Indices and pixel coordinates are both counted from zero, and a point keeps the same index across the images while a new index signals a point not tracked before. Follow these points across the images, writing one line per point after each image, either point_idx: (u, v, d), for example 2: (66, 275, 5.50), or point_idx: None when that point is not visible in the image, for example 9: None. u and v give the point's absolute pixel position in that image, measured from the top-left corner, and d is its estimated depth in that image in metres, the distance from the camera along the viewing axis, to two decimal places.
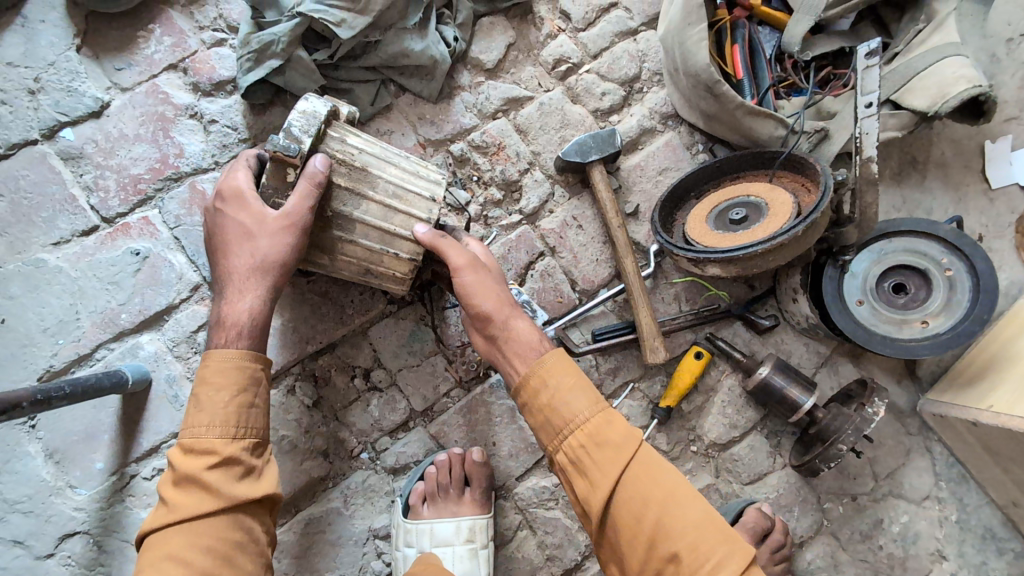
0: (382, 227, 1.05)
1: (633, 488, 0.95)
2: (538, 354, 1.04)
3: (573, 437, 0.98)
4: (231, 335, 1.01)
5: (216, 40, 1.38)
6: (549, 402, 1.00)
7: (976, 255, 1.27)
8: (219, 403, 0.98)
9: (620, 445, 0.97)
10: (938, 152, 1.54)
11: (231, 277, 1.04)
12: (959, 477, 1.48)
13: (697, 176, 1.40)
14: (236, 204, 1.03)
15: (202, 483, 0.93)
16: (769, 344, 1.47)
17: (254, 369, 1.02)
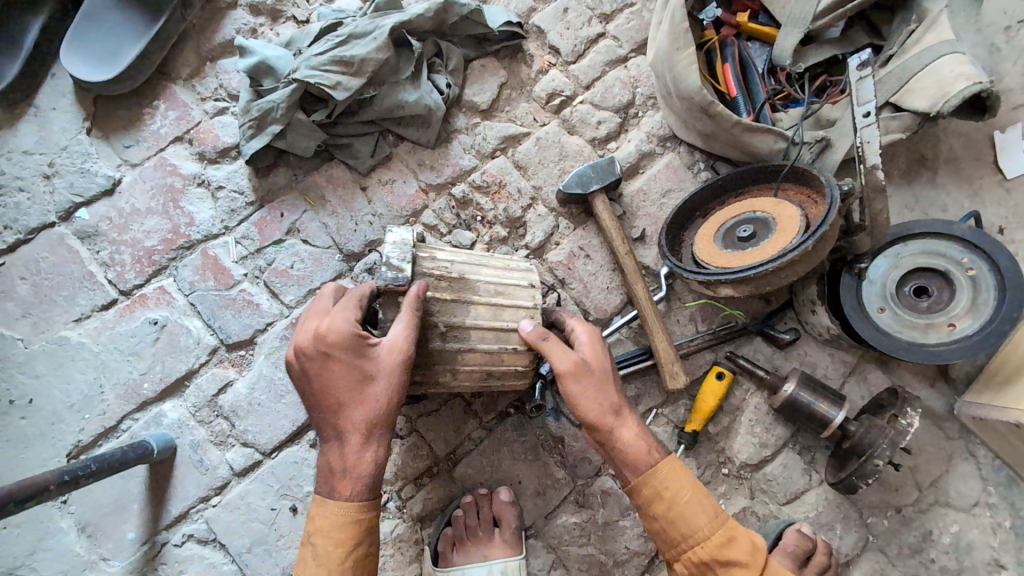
0: (497, 325, 1.05)
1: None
2: (657, 462, 1.05)
3: (705, 547, 1.03)
4: (348, 485, 0.98)
5: (218, 109, 1.42)
6: (675, 510, 1.04)
7: (997, 251, 1.23)
8: (335, 560, 0.96)
9: (748, 558, 1.02)
10: (947, 148, 1.51)
11: (341, 424, 0.99)
12: (1008, 480, 1.42)
13: (700, 195, 1.39)
14: (344, 349, 0.97)
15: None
16: (792, 358, 1.44)
17: (367, 521, 0.99)
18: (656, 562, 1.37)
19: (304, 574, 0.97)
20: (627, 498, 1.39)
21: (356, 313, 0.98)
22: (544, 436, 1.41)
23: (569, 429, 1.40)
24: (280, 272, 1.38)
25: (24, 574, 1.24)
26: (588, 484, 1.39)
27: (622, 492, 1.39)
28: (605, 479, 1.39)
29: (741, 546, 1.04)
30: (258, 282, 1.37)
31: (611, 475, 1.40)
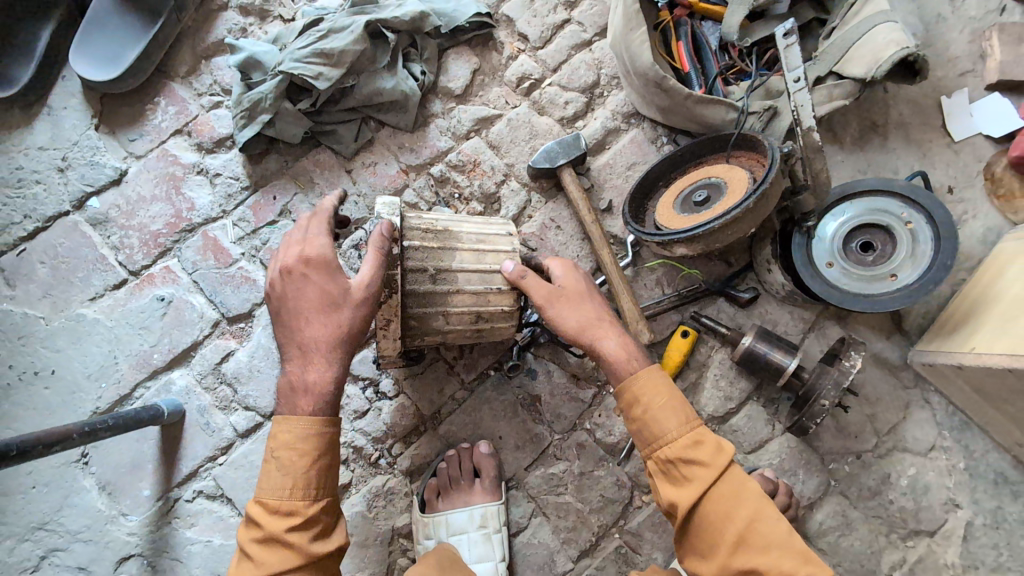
0: (480, 269, 1.19)
1: (718, 502, 1.02)
2: (633, 367, 1.13)
3: (672, 448, 1.05)
4: (311, 398, 1.03)
5: (213, 103, 1.55)
6: (644, 412, 1.09)
7: (933, 205, 1.32)
8: (299, 466, 1.00)
9: (713, 461, 1.03)
10: (897, 114, 1.60)
11: (302, 343, 1.05)
12: (962, 425, 1.50)
13: (660, 166, 1.49)
14: (319, 272, 1.06)
15: (285, 543, 0.98)
16: (753, 316, 1.53)
17: (329, 432, 1.04)
18: (630, 509, 1.47)
19: (264, 481, 1.01)
20: (601, 450, 1.48)
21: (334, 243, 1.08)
22: (522, 395, 1.51)
23: (545, 388, 1.51)
24: (274, 250, 1.50)
25: (52, 527, 1.37)
26: (565, 438, 1.49)
27: (596, 445, 1.49)
28: (581, 433, 1.49)
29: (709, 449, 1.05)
30: (254, 260, 1.50)
31: (586, 429, 1.50)
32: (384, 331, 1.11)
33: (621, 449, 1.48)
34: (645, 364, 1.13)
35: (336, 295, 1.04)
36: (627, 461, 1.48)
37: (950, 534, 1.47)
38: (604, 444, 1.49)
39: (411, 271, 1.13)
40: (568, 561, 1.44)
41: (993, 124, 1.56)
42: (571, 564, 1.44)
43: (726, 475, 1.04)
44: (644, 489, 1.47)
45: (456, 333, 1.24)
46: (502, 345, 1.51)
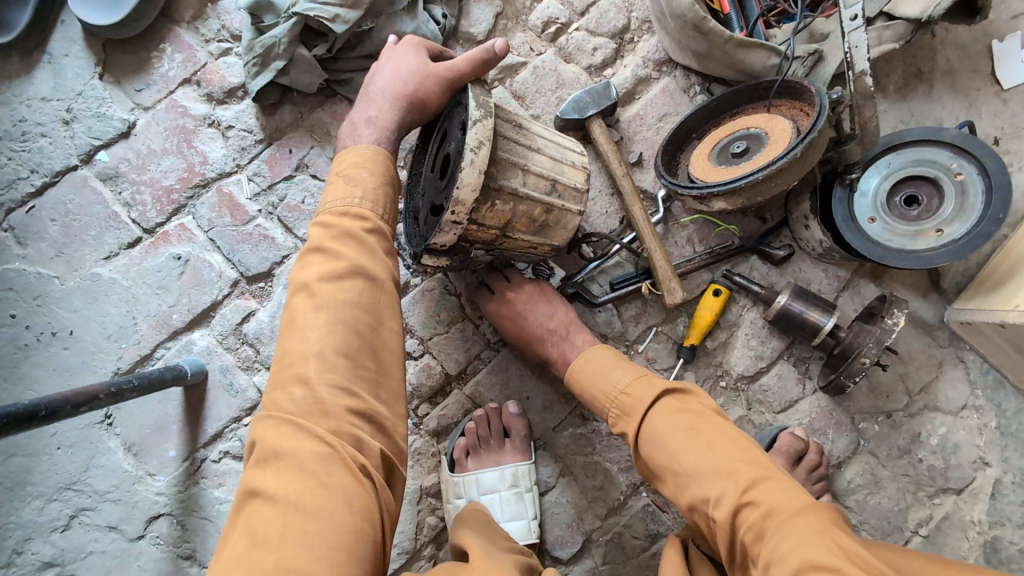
0: (554, 140, 1.16)
1: (644, 449, 1.13)
2: (569, 369, 1.29)
3: (612, 417, 1.20)
4: (373, 131, 1.03)
5: (222, 50, 1.47)
6: (583, 393, 1.26)
7: (985, 156, 1.26)
8: (368, 182, 0.99)
9: (639, 418, 1.14)
10: (943, 60, 1.52)
11: (372, 94, 1.05)
12: (995, 384, 1.48)
13: (695, 116, 1.42)
14: (413, 52, 1.07)
15: (362, 242, 0.96)
16: (787, 274, 1.49)
17: (391, 169, 1.03)
18: None
19: (331, 193, 0.99)
20: None
21: (436, 48, 1.11)
22: None
23: None
24: (292, 207, 1.44)
25: (80, 488, 1.36)
26: None
27: None
28: None
29: (630, 414, 1.16)
30: (272, 217, 1.45)
31: None
32: (474, 156, 0.94)
33: None
34: (581, 355, 1.28)
35: (420, 67, 1.04)
36: None
37: (977, 492, 1.46)
38: None
39: (501, 112, 1.06)
40: (596, 519, 1.44)
41: None
42: (599, 522, 1.44)
43: (651, 421, 1.13)
44: None
45: (527, 207, 1.11)
46: None
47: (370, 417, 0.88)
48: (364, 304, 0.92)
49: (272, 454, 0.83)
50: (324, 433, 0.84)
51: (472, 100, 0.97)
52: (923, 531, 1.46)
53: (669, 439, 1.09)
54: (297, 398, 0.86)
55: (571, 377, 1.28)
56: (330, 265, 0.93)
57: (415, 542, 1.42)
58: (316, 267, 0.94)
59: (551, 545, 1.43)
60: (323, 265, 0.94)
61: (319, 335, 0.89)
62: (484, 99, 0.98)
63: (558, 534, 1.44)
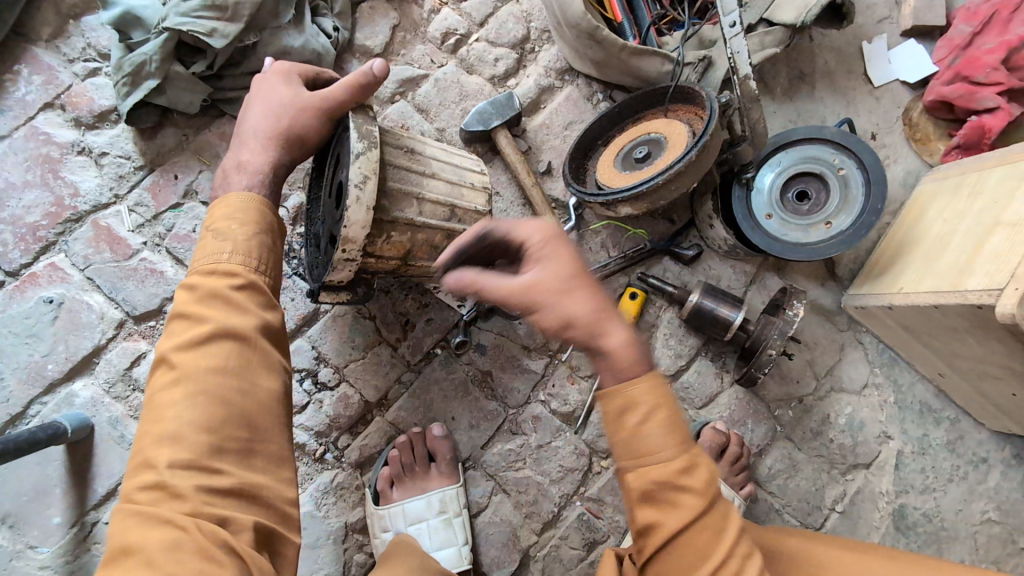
0: (452, 161, 1.13)
1: (657, 499, 0.80)
2: (618, 388, 0.80)
3: (654, 466, 0.79)
4: (244, 177, 0.95)
5: (89, 70, 1.35)
6: (638, 449, 0.80)
7: (863, 151, 1.34)
8: (239, 234, 0.88)
9: (696, 489, 0.78)
10: (822, 63, 1.62)
11: (245, 134, 0.98)
12: (890, 361, 1.58)
13: (599, 123, 1.43)
14: (283, 82, 1.01)
15: (231, 302, 0.84)
16: (698, 273, 1.53)
17: (269, 216, 0.93)
18: (590, 476, 1.45)
19: (199, 251, 0.89)
20: (557, 420, 1.46)
21: (309, 72, 1.05)
22: (471, 372, 1.45)
23: (494, 362, 1.46)
24: (181, 237, 1.33)
25: None
26: (519, 412, 1.46)
27: (551, 416, 1.46)
28: (535, 406, 1.46)
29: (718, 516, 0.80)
30: (159, 249, 1.33)
31: (540, 401, 1.46)
32: (360, 192, 0.92)
33: (577, 417, 1.46)
34: (626, 382, 0.80)
35: (293, 100, 0.98)
36: (584, 429, 1.47)
37: (884, 464, 1.55)
38: (559, 414, 1.46)
39: (390, 137, 1.03)
40: (531, 534, 1.41)
41: (908, 70, 1.60)
42: (535, 537, 1.41)
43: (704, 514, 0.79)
44: (602, 455, 1.46)
45: (427, 235, 1.08)
46: (447, 323, 1.45)
47: (240, 490, 0.77)
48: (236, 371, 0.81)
49: (120, 552, 0.72)
50: (178, 517, 0.72)
51: (353, 129, 0.94)
52: (839, 507, 1.53)
53: (702, 529, 0.79)
54: (146, 484, 0.75)
55: (613, 406, 0.80)
56: (192, 333, 0.82)
57: None
58: (177, 335, 0.83)
59: (488, 568, 1.40)
60: (183, 333, 0.82)
61: (177, 412, 0.77)
62: (368, 129, 0.95)
63: (493, 555, 1.40)
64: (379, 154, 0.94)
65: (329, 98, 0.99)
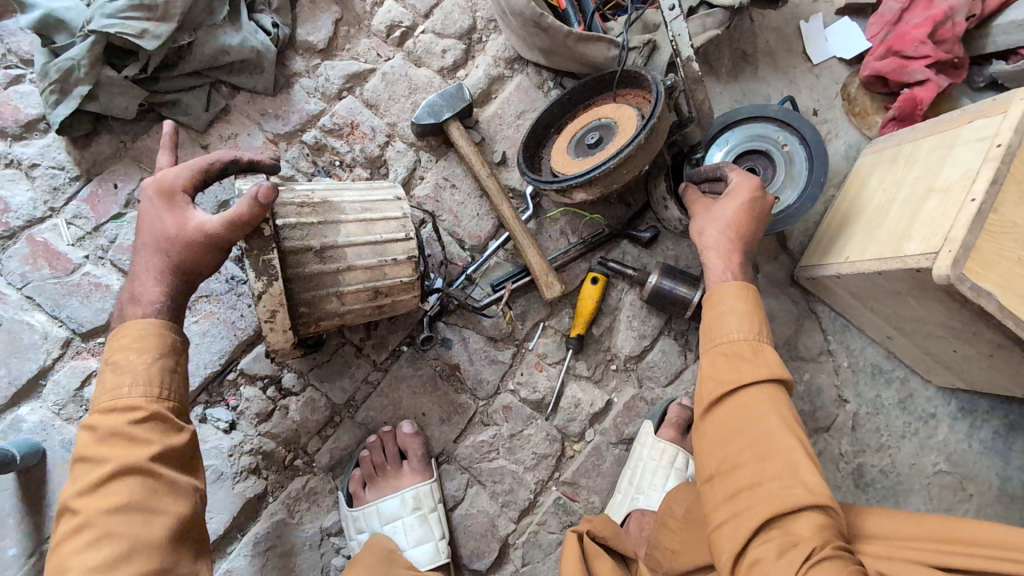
0: (370, 240, 1.12)
1: (723, 365, 1.05)
2: (715, 285, 1.13)
3: (726, 344, 1.06)
4: (141, 308, 0.93)
5: (12, 77, 1.28)
6: (716, 313, 1.11)
7: (804, 126, 1.38)
8: (137, 365, 0.90)
9: (769, 364, 1.02)
10: (764, 42, 1.67)
11: (138, 266, 0.95)
12: (842, 327, 1.66)
13: (551, 111, 1.44)
14: (169, 204, 0.94)
15: (131, 437, 0.87)
16: (657, 254, 1.56)
17: (175, 339, 0.94)
18: (563, 460, 1.48)
19: (102, 386, 0.90)
20: (527, 408, 1.47)
21: (193, 181, 0.96)
22: (440, 366, 1.45)
23: (463, 355, 1.45)
24: (126, 248, 1.28)
25: None
26: (490, 403, 1.46)
27: (522, 404, 1.47)
28: (505, 396, 1.47)
29: (759, 371, 1.01)
30: (103, 262, 1.28)
31: (510, 391, 1.47)
32: (271, 323, 1.01)
33: (547, 404, 1.48)
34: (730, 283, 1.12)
35: (179, 232, 0.93)
36: (555, 415, 1.49)
37: (841, 427, 1.62)
38: (530, 401, 1.48)
39: (291, 242, 1.04)
40: (510, 522, 1.43)
41: (844, 47, 1.66)
42: (513, 525, 1.43)
43: (771, 387, 1.01)
44: (574, 439, 1.49)
45: (355, 315, 1.17)
46: (413, 318, 1.44)
47: None
48: (143, 501, 0.84)
49: None
50: None
51: (248, 266, 0.95)
52: None
53: (768, 393, 1.00)
54: None
55: (740, 286, 1.11)
56: (96, 472, 0.85)
57: None
58: (80, 477, 0.86)
59: (468, 559, 1.41)
60: (88, 476, 0.86)
61: (81, 559, 0.81)
62: (266, 262, 0.96)
63: (473, 546, 1.41)
64: (280, 283, 0.98)
65: (214, 233, 0.92)
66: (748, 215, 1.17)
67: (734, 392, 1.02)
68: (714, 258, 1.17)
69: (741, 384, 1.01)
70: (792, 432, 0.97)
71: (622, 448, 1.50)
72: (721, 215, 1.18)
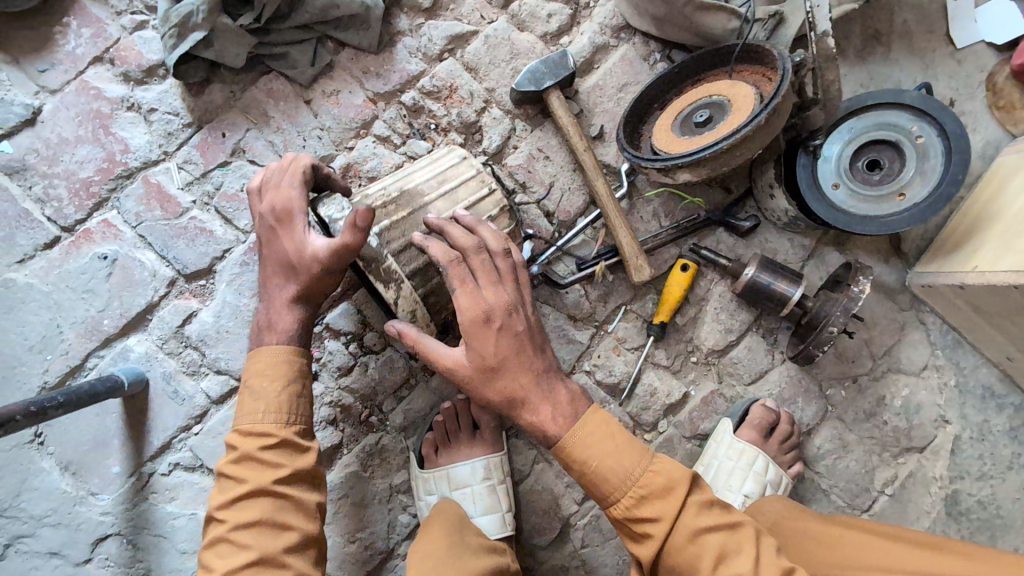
0: (462, 210, 1.11)
1: (628, 526, 0.99)
2: (565, 443, 1.00)
3: (617, 502, 0.98)
4: (280, 334, 1.05)
5: (137, 23, 1.33)
6: (587, 474, 0.99)
7: (945, 117, 1.25)
8: (271, 391, 1.01)
9: (661, 512, 0.96)
10: (901, 21, 1.50)
11: (270, 296, 1.06)
12: (953, 343, 1.51)
13: (657, 84, 1.36)
14: (290, 229, 1.02)
15: (264, 462, 0.98)
16: (754, 246, 1.46)
17: (300, 363, 1.05)
18: None
19: (240, 410, 1.02)
20: (601, 392, 1.44)
21: (302, 202, 1.02)
22: None
23: None
24: (230, 196, 1.33)
25: (12, 514, 1.26)
26: None
27: (596, 387, 1.44)
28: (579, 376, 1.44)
29: (655, 510, 0.97)
30: (209, 208, 1.33)
31: (584, 372, 1.44)
32: (414, 320, 1.04)
33: (621, 389, 1.44)
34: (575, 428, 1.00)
35: (300, 256, 1.01)
36: (629, 401, 1.45)
37: (938, 449, 1.50)
38: (604, 385, 1.44)
39: (394, 237, 1.06)
40: (573, 503, 1.41)
41: (997, 30, 1.45)
42: (576, 507, 1.41)
43: (678, 522, 0.97)
44: (645, 428, 1.45)
45: None
46: None
47: None
48: (273, 516, 0.96)
49: None
50: None
51: (375, 279, 1.01)
52: (888, 490, 1.49)
53: (682, 530, 0.96)
54: None
55: (588, 431, 1.00)
56: (234, 490, 0.97)
57: (387, 543, 1.36)
58: (222, 491, 0.99)
59: (528, 534, 1.41)
60: (227, 491, 0.98)
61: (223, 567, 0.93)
62: (383, 271, 1.00)
63: (535, 522, 1.41)
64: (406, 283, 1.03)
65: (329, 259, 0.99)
66: (516, 354, 0.99)
67: (654, 554, 0.97)
68: (538, 402, 1.00)
69: (656, 548, 0.96)
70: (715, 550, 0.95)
71: (694, 443, 1.46)
72: (490, 361, 0.98)
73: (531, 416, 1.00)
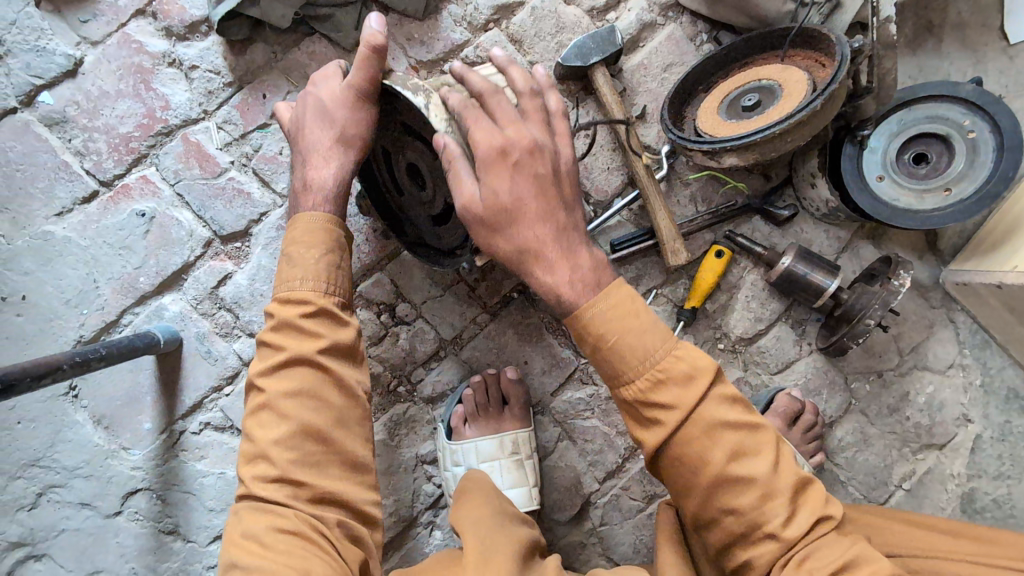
0: None
1: (638, 413, 0.89)
2: (580, 310, 0.91)
3: (630, 382, 0.88)
4: (319, 198, 1.00)
5: None
6: (602, 349, 0.89)
7: (999, 112, 1.23)
8: (310, 257, 0.97)
9: (676, 400, 0.86)
10: (955, 13, 1.47)
11: (305, 156, 1.03)
12: (982, 343, 1.51)
13: (704, 66, 1.34)
14: (324, 81, 1.03)
15: (304, 331, 0.94)
16: (789, 236, 1.45)
17: (338, 234, 1.01)
18: None
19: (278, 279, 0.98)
20: None
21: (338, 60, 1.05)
22: (546, 317, 1.43)
23: None
24: (268, 158, 1.32)
25: (46, 464, 1.28)
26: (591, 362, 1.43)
27: None
28: None
29: (672, 396, 0.86)
30: (247, 169, 1.32)
31: None
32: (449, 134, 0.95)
33: None
34: (597, 296, 0.90)
35: (333, 97, 1.00)
36: None
37: (958, 447, 1.51)
38: None
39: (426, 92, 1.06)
40: (594, 481, 1.43)
41: None
42: (597, 485, 1.43)
43: (696, 411, 0.86)
44: None
45: None
46: None
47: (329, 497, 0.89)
48: (315, 388, 0.92)
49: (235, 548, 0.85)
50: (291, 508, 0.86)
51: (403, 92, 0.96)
52: (906, 484, 1.50)
53: (699, 424, 0.86)
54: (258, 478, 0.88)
55: (611, 305, 0.89)
56: (273, 357, 0.93)
57: (411, 510, 1.38)
58: (261, 359, 0.95)
59: (549, 509, 1.43)
60: (267, 359, 0.94)
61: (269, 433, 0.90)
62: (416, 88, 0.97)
63: (557, 497, 1.42)
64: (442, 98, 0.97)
65: (359, 84, 0.98)
66: (537, 198, 0.92)
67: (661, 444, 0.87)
68: (556, 261, 0.92)
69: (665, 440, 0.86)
70: (733, 448, 0.85)
71: None
72: (504, 203, 0.91)
73: (546, 274, 0.92)
